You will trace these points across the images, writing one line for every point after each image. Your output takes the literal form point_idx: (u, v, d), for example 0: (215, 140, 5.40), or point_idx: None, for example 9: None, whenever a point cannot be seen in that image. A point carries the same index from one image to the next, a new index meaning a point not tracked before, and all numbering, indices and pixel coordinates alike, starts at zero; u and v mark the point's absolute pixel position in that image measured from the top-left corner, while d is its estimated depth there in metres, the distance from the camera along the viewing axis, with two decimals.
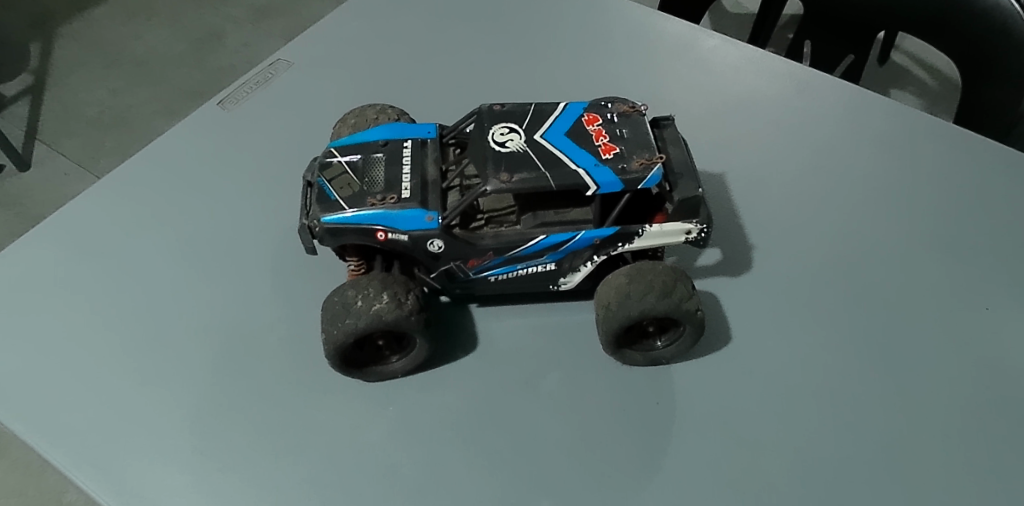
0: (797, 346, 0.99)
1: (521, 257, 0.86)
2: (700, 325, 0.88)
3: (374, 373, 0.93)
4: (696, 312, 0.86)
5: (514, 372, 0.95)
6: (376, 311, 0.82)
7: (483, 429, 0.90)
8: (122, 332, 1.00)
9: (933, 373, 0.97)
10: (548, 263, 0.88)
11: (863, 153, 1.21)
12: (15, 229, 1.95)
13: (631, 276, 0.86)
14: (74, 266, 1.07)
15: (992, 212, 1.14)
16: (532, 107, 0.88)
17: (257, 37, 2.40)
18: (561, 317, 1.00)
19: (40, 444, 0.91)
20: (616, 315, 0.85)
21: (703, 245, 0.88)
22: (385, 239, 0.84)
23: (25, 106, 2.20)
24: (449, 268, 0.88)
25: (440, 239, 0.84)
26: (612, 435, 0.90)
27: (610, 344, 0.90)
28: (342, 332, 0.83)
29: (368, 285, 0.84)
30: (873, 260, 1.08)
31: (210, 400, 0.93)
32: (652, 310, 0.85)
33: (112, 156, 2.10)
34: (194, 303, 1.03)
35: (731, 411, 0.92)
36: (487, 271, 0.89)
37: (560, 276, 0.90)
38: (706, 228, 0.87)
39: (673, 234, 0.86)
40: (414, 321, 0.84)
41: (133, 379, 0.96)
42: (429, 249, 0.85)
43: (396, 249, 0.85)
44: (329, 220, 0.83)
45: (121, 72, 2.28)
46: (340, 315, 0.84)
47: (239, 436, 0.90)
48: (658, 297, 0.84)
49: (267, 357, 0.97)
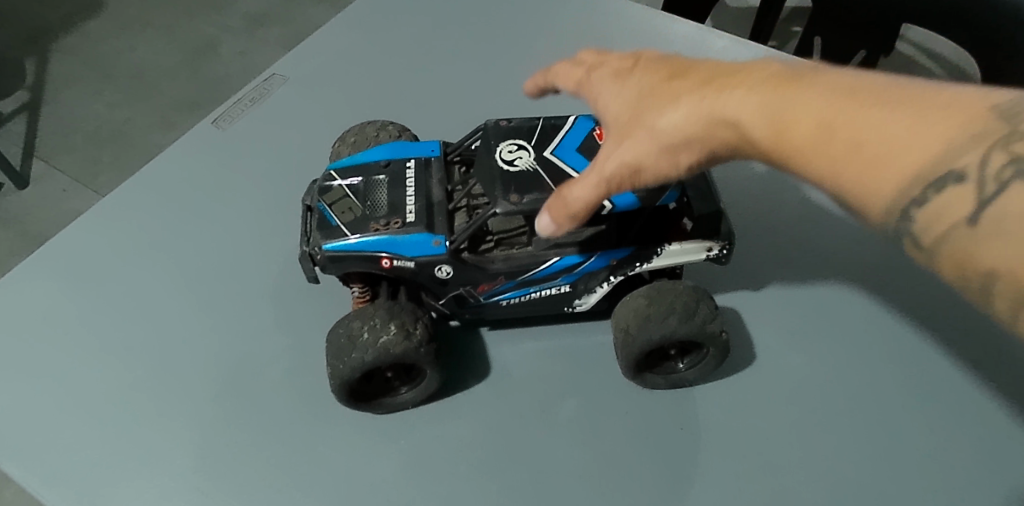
0: (826, 361, 0.94)
1: (534, 280, 0.83)
2: (725, 347, 0.84)
3: (384, 406, 0.89)
4: (720, 334, 0.82)
5: (529, 397, 0.91)
6: (384, 344, 0.78)
7: (499, 458, 0.86)
8: (120, 365, 0.96)
9: (969, 384, 0.92)
10: (563, 285, 0.84)
11: None
12: (15, 248, 1.92)
13: (650, 298, 0.82)
14: (69, 298, 1.03)
15: None
16: (541, 122, 0.84)
17: (252, 45, 2.35)
18: (577, 338, 0.96)
19: (40, 489, 0.87)
20: (636, 340, 0.81)
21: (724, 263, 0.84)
22: (390, 266, 0.80)
23: (22, 123, 2.17)
24: (459, 293, 0.84)
25: (448, 265, 0.80)
26: (634, 462, 0.86)
27: (631, 369, 0.86)
28: (349, 367, 0.79)
29: (374, 313, 0.80)
30: (899, 265, 1.03)
31: (214, 438, 0.89)
32: (674, 333, 0.80)
33: (110, 172, 2.07)
34: (195, 333, 0.99)
35: (763, 433, 0.88)
36: (499, 296, 0.85)
37: (575, 298, 0.86)
38: (728, 246, 0.82)
39: (694, 253, 0.81)
40: (423, 353, 0.80)
41: (134, 416, 0.92)
42: (436, 275, 0.81)
43: (402, 275, 0.81)
44: (332, 248, 0.79)
45: (117, 86, 2.25)
46: (345, 348, 0.80)
47: (247, 475, 0.86)
48: (679, 319, 0.80)
49: (271, 388, 0.93)
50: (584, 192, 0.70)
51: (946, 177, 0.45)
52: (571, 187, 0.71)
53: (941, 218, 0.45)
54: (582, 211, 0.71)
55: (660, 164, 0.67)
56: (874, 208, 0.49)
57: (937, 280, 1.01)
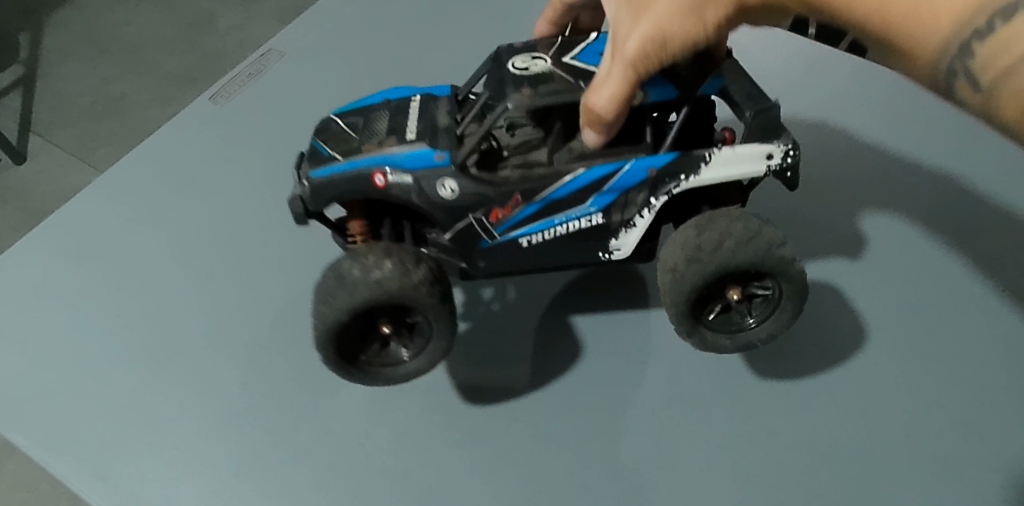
0: (793, 329, 1.00)
1: (558, 205, 0.83)
2: (798, 283, 0.81)
3: (381, 378, 0.89)
4: (790, 258, 0.79)
5: (507, 370, 0.99)
6: (376, 279, 0.80)
7: (479, 425, 0.95)
8: (128, 339, 1.04)
9: (933, 344, 0.97)
10: (593, 211, 0.84)
11: (863, 127, 1.21)
12: (16, 222, 1.99)
13: (699, 227, 0.81)
14: (76, 279, 1.11)
15: (999, 186, 1.13)
16: (560, 38, 0.86)
17: (247, 20, 2.38)
18: (557, 311, 1.04)
19: (41, 455, 0.96)
20: (688, 273, 0.79)
21: (788, 175, 0.83)
22: (385, 185, 0.82)
23: (19, 98, 2.22)
24: (470, 223, 0.85)
25: (451, 180, 0.82)
26: (608, 428, 0.93)
27: (692, 316, 0.83)
28: (333, 308, 0.82)
29: (368, 256, 0.83)
30: (874, 234, 1.07)
31: (217, 407, 0.98)
32: (736, 258, 0.78)
33: (107, 147, 2.13)
34: (188, 309, 1.07)
35: (733, 395, 0.94)
36: (517, 232, 0.85)
37: (612, 232, 0.86)
38: (792, 150, 0.82)
39: (754, 160, 0.81)
40: (422, 291, 0.81)
41: (129, 389, 1.00)
42: (437, 193, 0.83)
43: (398, 197, 0.83)
44: (318, 175, 0.84)
45: (113, 60, 2.29)
46: (333, 288, 0.82)
47: (250, 440, 0.95)
48: (735, 246, 0.78)
49: (269, 361, 1.01)
50: (613, 88, 0.70)
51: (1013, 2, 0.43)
52: (597, 93, 0.71)
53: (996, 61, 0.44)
54: (615, 118, 0.72)
55: (685, 26, 0.63)
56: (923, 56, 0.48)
57: (913, 251, 1.06)
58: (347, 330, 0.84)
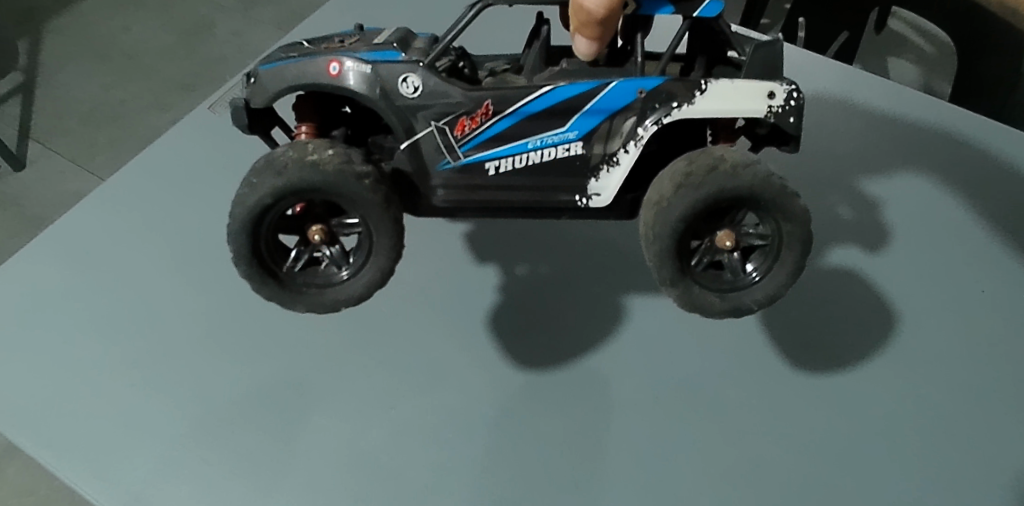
0: (783, 339, 1.05)
1: (533, 123, 0.76)
2: (798, 222, 0.77)
3: (306, 298, 0.77)
4: (787, 190, 0.75)
5: (508, 374, 1.01)
6: (314, 161, 0.72)
7: (481, 429, 0.96)
8: (128, 341, 1.03)
9: (906, 353, 1.04)
10: (571, 137, 0.77)
11: (855, 139, 1.28)
12: (13, 229, 1.95)
13: (691, 161, 0.77)
14: (74, 281, 1.10)
15: (975, 204, 1.21)
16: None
17: (247, 25, 2.36)
18: (555, 316, 1.06)
19: (45, 457, 0.94)
20: (676, 203, 0.75)
21: (789, 120, 0.78)
22: (339, 74, 0.74)
23: (17, 104, 2.19)
24: (432, 131, 0.76)
25: (415, 75, 0.74)
26: (606, 433, 0.96)
27: (681, 258, 0.78)
28: (260, 188, 0.71)
29: (310, 144, 0.74)
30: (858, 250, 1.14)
31: (219, 408, 0.97)
32: (731, 185, 0.74)
33: (106, 153, 2.10)
34: (192, 311, 1.06)
35: (723, 403, 0.99)
36: (490, 153, 0.78)
37: (591, 166, 0.79)
38: (794, 92, 0.77)
39: (755, 92, 0.76)
40: (363, 184, 0.72)
41: (134, 391, 0.99)
42: (399, 89, 0.74)
43: (351, 87, 0.74)
44: (270, 64, 0.77)
45: (112, 66, 2.27)
46: (262, 170, 0.73)
47: (249, 442, 0.95)
48: (729, 172, 0.74)
49: (270, 365, 1.01)
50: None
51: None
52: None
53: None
54: (604, 16, 0.71)
55: None
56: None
57: (893, 268, 1.12)
58: (274, 213, 0.73)
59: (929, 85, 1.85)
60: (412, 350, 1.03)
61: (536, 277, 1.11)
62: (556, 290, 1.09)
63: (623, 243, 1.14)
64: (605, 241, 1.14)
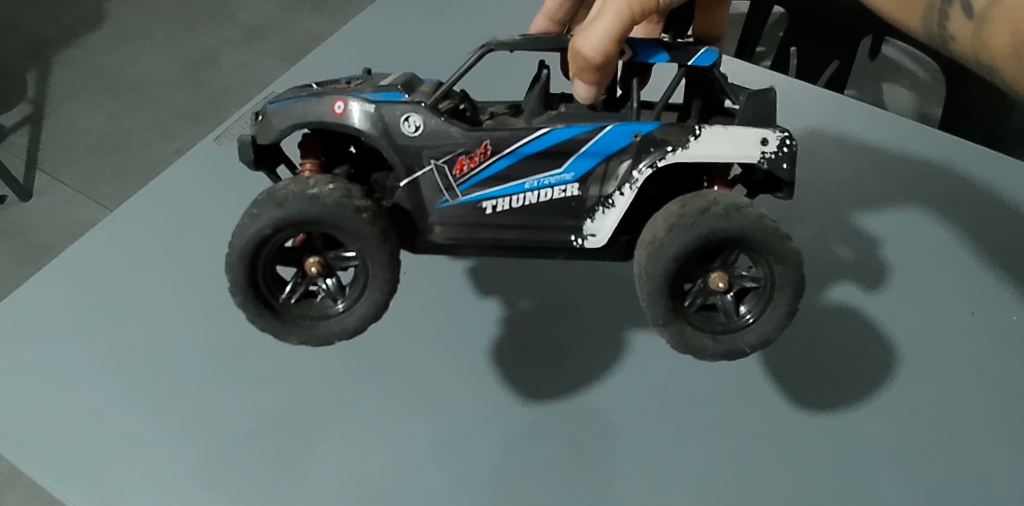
0: (774, 362, 1.07)
1: (529, 164, 0.79)
2: (792, 265, 0.79)
3: (299, 331, 0.79)
4: (780, 234, 0.77)
5: (504, 398, 1.03)
6: (315, 195, 0.74)
7: (480, 451, 0.98)
8: (133, 370, 1.05)
9: (894, 376, 1.07)
10: (567, 179, 0.79)
11: (844, 166, 1.31)
12: (20, 258, 1.98)
13: (684, 203, 0.79)
14: (80, 309, 1.12)
15: (962, 227, 1.24)
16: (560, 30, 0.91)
17: (251, 56, 2.42)
18: (552, 342, 1.08)
19: (50, 483, 0.96)
20: (669, 244, 0.77)
21: (782, 166, 0.80)
22: (343, 113, 0.78)
23: (25, 135, 2.23)
24: (432, 170, 0.79)
25: (417, 116, 0.78)
26: (600, 455, 0.98)
27: (673, 298, 0.80)
28: (261, 218, 0.74)
29: (312, 179, 0.77)
30: (849, 275, 1.16)
31: (222, 435, 0.99)
32: (724, 227, 0.76)
33: (112, 183, 2.13)
34: (196, 338, 1.08)
35: (715, 426, 1.01)
36: (487, 194, 0.80)
37: (586, 206, 0.81)
38: (787, 138, 0.80)
39: (747, 140, 0.79)
40: (362, 219, 0.75)
41: (138, 416, 1.01)
42: (402, 129, 0.78)
43: (355, 125, 0.77)
44: (278, 104, 0.80)
45: (118, 98, 2.31)
46: (264, 202, 0.75)
47: (251, 467, 0.96)
48: (721, 214, 0.77)
49: (271, 389, 1.04)
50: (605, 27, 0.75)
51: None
52: (588, 34, 0.76)
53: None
54: (602, 63, 0.76)
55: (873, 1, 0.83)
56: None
57: (881, 290, 1.15)
58: (273, 244, 0.76)
59: (924, 110, 1.86)
60: (411, 377, 1.05)
61: (533, 305, 1.13)
62: (553, 317, 1.11)
63: (619, 270, 1.17)
64: (602, 269, 1.17)
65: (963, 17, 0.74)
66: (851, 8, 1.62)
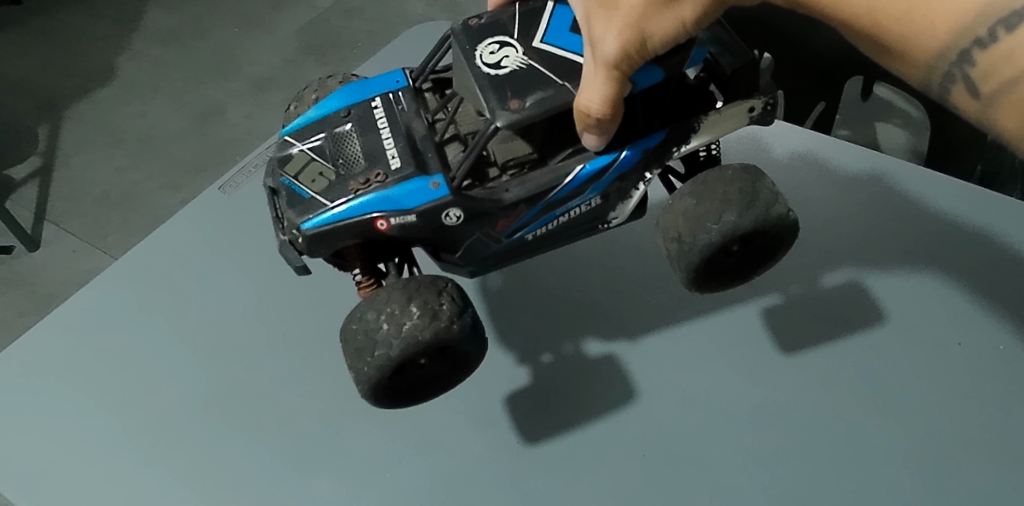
0: (769, 392, 1.05)
1: (563, 204, 0.93)
2: (796, 228, 0.93)
3: (423, 399, 0.97)
4: (787, 214, 0.91)
5: (500, 438, 1.04)
6: (410, 330, 0.85)
7: (475, 489, 0.99)
8: (137, 413, 1.08)
9: (892, 405, 1.03)
10: (593, 198, 0.94)
11: (833, 197, 1.26)
12: (26, 308, 2.02)
13: (697, 198, 0.92)
14: (86, 354, 1.15)
15: (958, 249, 1.18)
16: (519, 17, 0.94)
17: (256, 108, 2.49)
18: (546, 378, 1.10)
19: None
20: (694, 245, 0.90)
21: (767, 119, 0.97)
22: (388, 227, 0.87)
23: (34, 189, 2.30)
24: (479, 234, 0.92)
25: (455, 208, 0.88)
26: (592, 487, 0.98)
27: (699, 282, 0.96)
28: (373, 365, 0.86)
29: (392, 305, 0.86)
30: (842, 303, 1.13)
31: (221, 475, 1.01)
32: (739, 225, 0.89)
33: (118, 233, 2.18)
34: (198, 381, 1.11)
35: (706, 457, 1.00)
36: (526, 227, 0.94)
37: (610, 210, 0.97)
38: (772, 98, 0.95)
39: (741, 114, 0.94)
40: (456, 328, 0.87)
41: (142, 460, 1.03)
42: (445, 222, 0.89)
43: (401, 231, 0.89)
44: (310, 227, 0.87)
45: (126, 150, 2.38)
46: (366, 347, 0.87)
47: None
48: (736, 212, 0.89)
49: (270, 428, 1.06)
50: (600, 92, 0.78)
51: (1010, 16, 0.52)
52: (586, 98, 0.80)
53: (998, 72, 0.53)
54: (613, 119, 0.82)
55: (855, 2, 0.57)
56: (918, 61, 0.58)
57: (869, 323, 1.11)
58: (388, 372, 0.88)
59: None
60: (407, 414, 1.06)
61: (524, 341, 1.14)
62: (547, 352, 1.13)
63: (609, 304, 1.17)
64: (592, 304, 1.17)
65: (967, 96, 0.56)
66: (836, 53, 1.66)
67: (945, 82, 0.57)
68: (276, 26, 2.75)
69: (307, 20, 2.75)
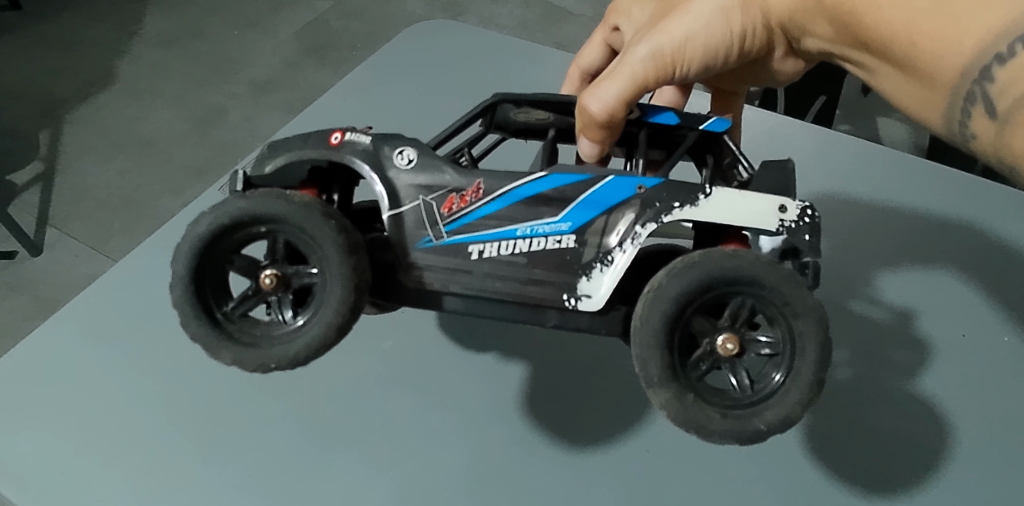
0: None
1: (521, 209, 0.71)
2: (817, 332, 0.67)
3: (232, 344, 0.68)
4: (805, 290, 0.67)
5: (505, 432, 1.03)
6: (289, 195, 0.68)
7: (482, 484, 0.98)
8: (140, 414, 1.07)
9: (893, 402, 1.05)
10: (561, 230, 0.71)
11: (843, 199, 1.29)
12: (30, 312, 2.02)
13: (689, 252, 0.70)
14: (88, 355, 1.14)
15: (957, 249, 1.23)
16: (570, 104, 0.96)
17: (257, 110, 2.49)
18: (550, 376, 1.09)
19: None
20: (668, 283, 0.67)
21: (804, 237, 0.70)
22: (339, 142, 0.74)
23: (37, 193, 2.30)
24: (424, 202, 0.72)
25: (412, 149, 0.73)
26: (600, 480, 0.98)
27: (672, 351, 0.67)
28: (216, 213, 0.68)
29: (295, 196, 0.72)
30: (841, 305, 1.16)
31: (226, 473, 1.01)
32: (732, 267, 0.66)
33: (120, 236, 2.18)
34: (202, 383, 1.11)
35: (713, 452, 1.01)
36: (469, 233, 0.71)
37: (582, 272, 0.71)
38: (808, 210, 0.70)
39: (767, 211, 0.70)
40: (331, 225, 0.67)
41: (144, 459, 1.03)
42: (395, 162, 0.73)
43: (347, 155, 0.73)
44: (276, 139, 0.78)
45: (128, 154, 2.38)
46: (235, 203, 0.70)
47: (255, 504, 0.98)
48: (731, 254, 0.67)
49: (275, 427, 1.05)
50: (618, 87, 0.78)
51: None
52: (599, 91, 0.78)
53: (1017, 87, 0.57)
54: (608, 120, 0.77)
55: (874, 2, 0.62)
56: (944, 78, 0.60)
57: (874, 327, 1.14)
58: (231, 239, 0.69)
59: (915, 140, 1.90)
60: (412, 410, 1.06)
61: (532, 344, 1.13)
62: (553, 349, 1.13)
63: None
64: None
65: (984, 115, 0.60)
66: None
67: (966, 103, 0.61)
68: (275, 29, 2.75)
69: (306, 21, 2.75)
